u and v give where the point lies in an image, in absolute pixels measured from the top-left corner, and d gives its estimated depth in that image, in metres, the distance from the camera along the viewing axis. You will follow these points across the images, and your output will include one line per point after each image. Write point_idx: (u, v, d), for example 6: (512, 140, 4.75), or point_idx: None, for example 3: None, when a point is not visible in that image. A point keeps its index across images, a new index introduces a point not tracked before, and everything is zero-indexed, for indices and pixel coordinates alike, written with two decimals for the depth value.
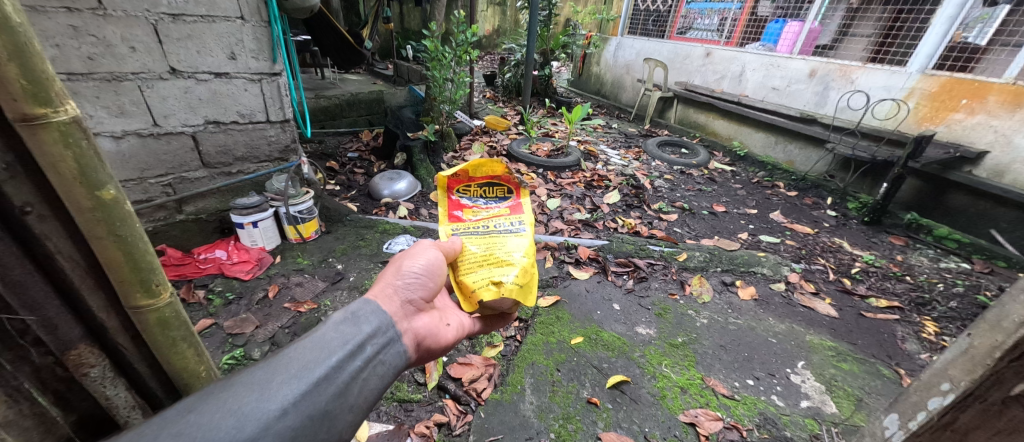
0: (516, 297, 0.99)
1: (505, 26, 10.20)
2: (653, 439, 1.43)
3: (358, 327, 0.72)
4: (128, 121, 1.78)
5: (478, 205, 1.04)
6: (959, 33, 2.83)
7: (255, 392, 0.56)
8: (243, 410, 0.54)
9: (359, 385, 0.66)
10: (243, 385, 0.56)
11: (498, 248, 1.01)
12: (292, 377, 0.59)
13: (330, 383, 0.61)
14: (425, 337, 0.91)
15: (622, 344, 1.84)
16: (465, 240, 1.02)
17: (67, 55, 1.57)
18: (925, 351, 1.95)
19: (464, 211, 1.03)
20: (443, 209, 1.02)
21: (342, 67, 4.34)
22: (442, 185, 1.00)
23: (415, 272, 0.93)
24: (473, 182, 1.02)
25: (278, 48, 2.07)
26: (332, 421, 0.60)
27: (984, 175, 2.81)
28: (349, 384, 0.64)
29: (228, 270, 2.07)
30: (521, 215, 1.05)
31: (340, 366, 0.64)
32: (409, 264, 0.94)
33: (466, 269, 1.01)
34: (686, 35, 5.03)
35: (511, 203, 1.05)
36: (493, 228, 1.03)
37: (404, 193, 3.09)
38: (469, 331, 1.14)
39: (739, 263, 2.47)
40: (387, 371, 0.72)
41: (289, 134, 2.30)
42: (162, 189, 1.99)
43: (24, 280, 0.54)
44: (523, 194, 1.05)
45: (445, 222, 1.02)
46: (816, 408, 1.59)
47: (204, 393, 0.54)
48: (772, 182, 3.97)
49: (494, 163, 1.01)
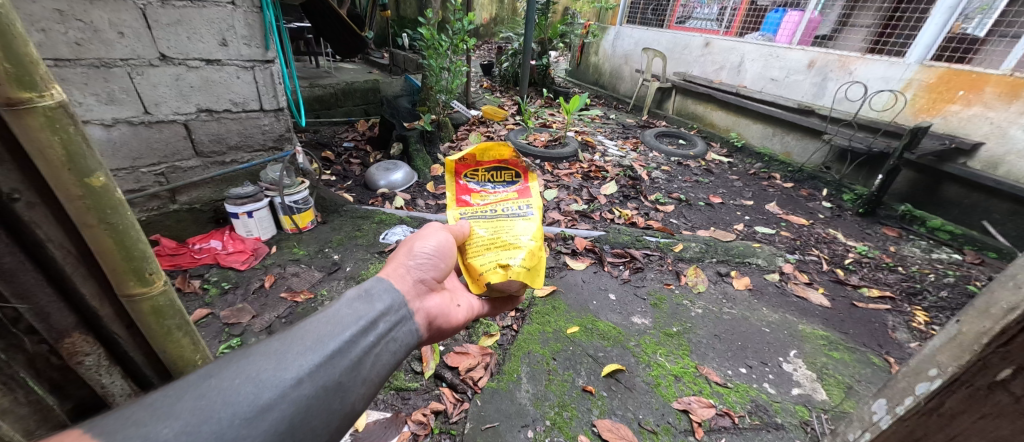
0: (523, 280, 0.98)
1: (503, 15, 10.10)
2: (647, 426, 1.45)
3: (371, 304, 0.72)
4: (119, 109, 1.76)
5: (486, 190, 1.04)
6: (959, 24, 2.83)
7: (271, 361, 0.56)
8: (259, 377, 0.53)
9: (372, 359, 0.65)
10: (259, 355, 0.56)
11: (506, 232, 1.00)
12: (307, 349, 0.59)
13: (343, 356, 0.61)
14: (437, 316, 0.90)
15: (617, 333, 1.85)
16: (473, 224, 1.01)
17: (53, 40, 1.54)
18: (915, 340, 1.98)
19: (472, 196, 1.03)
20: (451, 194, 1.02)
21: (342, 54, 4.33)
22: (450, 170, 1.01)
23: (426, 252, 0.92)
24: (481, 166, 1.02)
25: (271, 34, 2.03)
26: (345, 393, 0.60)
27: (979, 167, 2.83)
28: (363, 358, 0.63)
29: (224, 260, 2.07)
30: (528, 200, 1.05)
31: (354, 341, 0.64)
32: (420, 245, 0.92)
33: (473, 253, 0.99)
34: (685, 24, 5.00)
35: (519, 187, 1.05)
36: (501, 212, 1.03)
37: (400, 183, 3.07)
38: (478, 312, 1.14)
39: (734, 254, 2.49)
40: (400, 348, 0.72)
41: (283, 123, 2.27)
42: (155, 179, 1.97)
43: (13, 268, 0.53)
44: (532, 178, 1.05)
45: (453, 206, 1.02)
46: (807, 396, 1.61)
47: (224, 360, 0.55)
48: (768, 174, 3.99)
49: (502, 147, 1.02)
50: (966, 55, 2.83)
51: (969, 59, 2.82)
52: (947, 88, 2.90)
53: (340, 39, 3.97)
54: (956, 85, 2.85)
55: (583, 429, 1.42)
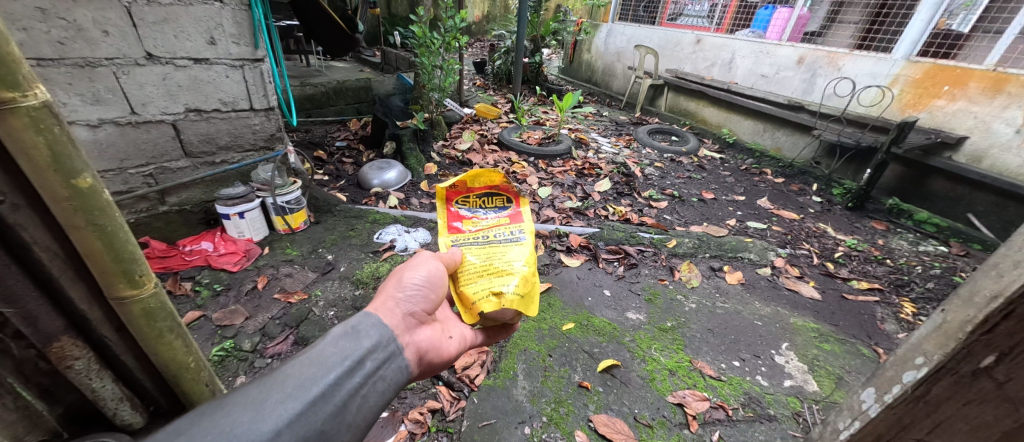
0: (517, 308, 0.97)
1: (495, 12, 10.07)
2: (643, 420, 1.46)
3: (358, 341, 0.71)
4: (105, 110, 1.73)
5: (477, 215, 1.03)
6: (943, 20, 2.87)
7: (249, 412, 0.55)
8: (236, 431, 0.53)
9: (358, 402, 0.65)
10: (237, 405, 0.55)
11: (498, 258, 1.00)
12: (288, 396, 0.58)
13: (327, 401, 0.60)
14: (427, 350, 0.91)
15: (612, 329, 1.87)
16: (465, 251, 1.01)
17: (36, 39, 1.51)
18: (903, 330, 2.02)
19: (464, 222, 1.02)
20: (443, 221, 1.02)
21: (333, 53, 4.29)
22: (440, 196, 1.00)
23: (416, 283, 0.93)
24: (472, 192, 1.01)
25: (260, 33, 2.01)
26: (328, 441, 0.59)
27: (963, 161, 2.88)
28: (346, 402, 0.63)
29: (215, 262, 2.04)
30: (520, 224, 1.04)
31: (338, 384, 0.63)
32: (410, 275, 0.93)
33: (466, 280, 0.99)
34: (677, 21, 5.02)
35: (511, 212, 1.05)
36: (493, 238, 1.02)
37: (394, 182, 3.06)
38: (472, 342, 1.14)
39: (727, 249, 2.52)
40: (387, 387, 0.71)
41: (274, 122, 2.25)
42: (144, 180, 1.95)
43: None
44: (523, 202, 1.05)
45: (445, 233, 1.01)
46: (799, 387, 1.64)
47: (201, 411, 0.54)
48: (760, 169, 4.02)
49: (493, 172, 1.01)
50: (950, 50, 2.88)
51: (953, 55, 2.87)
52: (932, 84, 2.95)
53: (333, 39, 3.93)
54: (942, 80, 2.90)
55: (580, 424, 1.43)
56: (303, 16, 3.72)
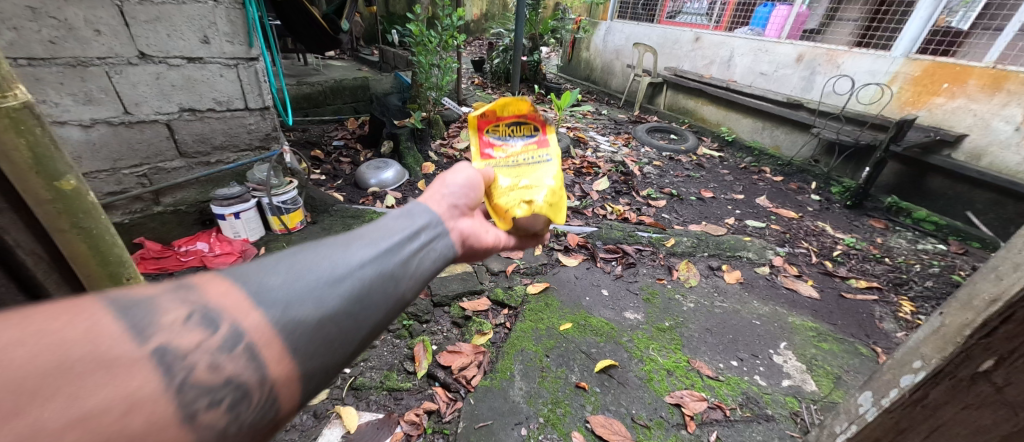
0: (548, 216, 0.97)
1: (493, 11, 10.03)
2: (640, 420, 1.45)
3: (413, 219, 0.69)
4: (97, 109, 1.71)
5: (506, 144, 1.04)
6: (942, 18, 2.86)
7: (332, 248, 0.54)
8: (320, 259, 0.52)
9: (421, 261, 0.63)
10: (316, 244, 0.54)
11: (529, 175, 1.00)
12: (365, 243, 0.57)
13: (397, 254, 0.59)
14: (470, 237, 0.82)
15: (610, 329, 1.86)
16: (497, 172, 0.99)
17: (27, 38, 1.49)
18: (902, 329, 2.01)
19: (494, 149, 1.02)
20: (475, 147, 1.00)
21: (314, 51, 4.20)
22: (472, 125, 1.01)
23: (457, 183, 0.88)
24: (501, 122, 1.04)
25: (254, 32, 1.99)
26: (399, 282, 0.57)
27: (962, 159, 2.87)
28: (412, 258, 0.62)
29: (211, 263, 2.03)
30: (547, 150, 1.06)
31: (403, 243, 0.62)
32: (450, 176, 0.88)
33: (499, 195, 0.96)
34: (676, 19, 5.00)
35: (538, 139, 1.07)
36: (523, 161, 1.03)
37: (391, 182, 3.04)
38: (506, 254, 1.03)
39: (725, 248, 2.51)
40: (443, 259, 0.69)
41: (270, 121, 2.24)
42: (137, 180, 1.93)
43: None
44: (549, 131, 1.08)
45: (477, 158, 1.00)
46: (797, 387, 1.63)
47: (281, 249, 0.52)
48: (759, 168, 4.01)
49: (520, 102, 1.06)
50: (950, 47, 2.86)
51: (953, 52, 2.86)
52: (932, 81, 2.94)
53: (312, 36, 3.85)
54: (941, 78, 2.89)
55: (577, 425, 1.42)
56: (281, 13, 3.63)
